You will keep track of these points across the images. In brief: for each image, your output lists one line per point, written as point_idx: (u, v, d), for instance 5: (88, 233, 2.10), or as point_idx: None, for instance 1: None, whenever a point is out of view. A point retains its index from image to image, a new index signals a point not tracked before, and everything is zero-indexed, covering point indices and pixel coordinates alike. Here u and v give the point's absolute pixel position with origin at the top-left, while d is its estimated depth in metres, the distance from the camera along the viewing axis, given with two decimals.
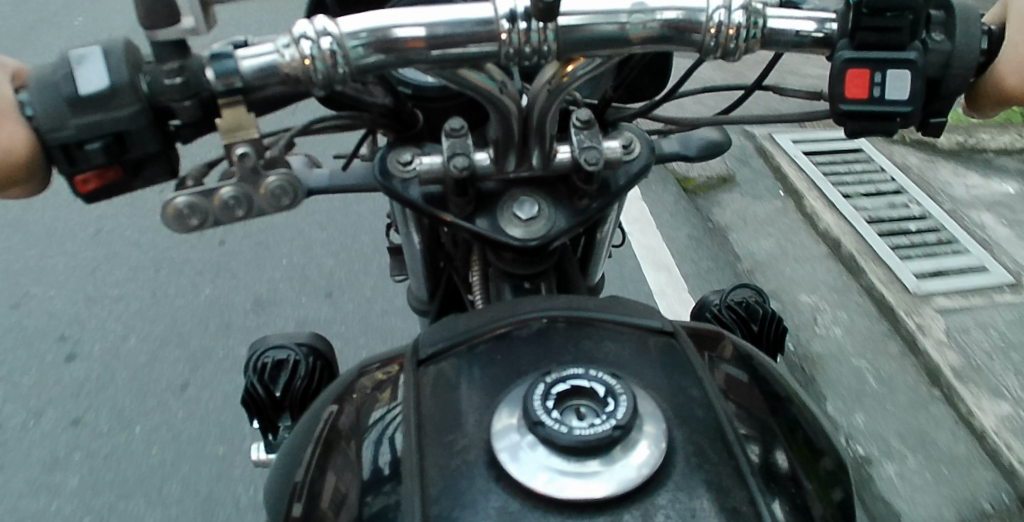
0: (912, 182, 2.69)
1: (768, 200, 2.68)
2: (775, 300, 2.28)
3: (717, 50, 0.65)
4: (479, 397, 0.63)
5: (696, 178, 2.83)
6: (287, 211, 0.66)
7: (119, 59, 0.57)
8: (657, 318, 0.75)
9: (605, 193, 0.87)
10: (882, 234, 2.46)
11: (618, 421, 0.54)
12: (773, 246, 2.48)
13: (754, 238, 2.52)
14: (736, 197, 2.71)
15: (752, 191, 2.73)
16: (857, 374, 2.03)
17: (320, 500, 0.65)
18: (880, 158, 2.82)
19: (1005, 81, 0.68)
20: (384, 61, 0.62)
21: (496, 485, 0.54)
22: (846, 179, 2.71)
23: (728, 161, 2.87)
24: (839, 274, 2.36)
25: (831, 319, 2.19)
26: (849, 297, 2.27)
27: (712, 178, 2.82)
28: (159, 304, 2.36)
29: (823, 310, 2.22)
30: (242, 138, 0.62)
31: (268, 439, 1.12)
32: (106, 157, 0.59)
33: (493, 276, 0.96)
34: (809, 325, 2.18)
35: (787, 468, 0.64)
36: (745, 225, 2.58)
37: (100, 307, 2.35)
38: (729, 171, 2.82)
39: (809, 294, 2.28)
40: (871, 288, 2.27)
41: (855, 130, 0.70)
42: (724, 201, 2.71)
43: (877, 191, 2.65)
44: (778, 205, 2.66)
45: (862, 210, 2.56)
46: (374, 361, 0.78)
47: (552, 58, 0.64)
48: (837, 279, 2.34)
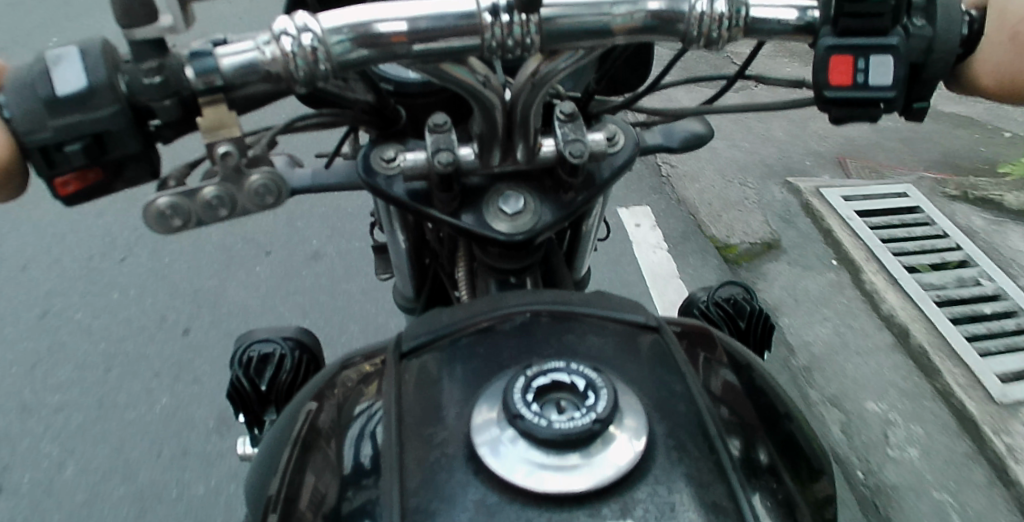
0: (977, 248, 2.37)
1: (817, 271, 2.35)
2: (836, 408, 1.90)
3: (700, 39, 0.66)
4: (461, 391, 0.63)
5: (738, 246, 2.47)
6: (271, 210, 0.65)
7: (97, 59, 0.57)
8: (642, 313, 0.75)
9: (590, 186, 0.87)
10: (955, 321, 2.10)
11: (598, 415, 0.54)
12: (829, 334, 2.13)
13: (806, 323, 2.16)
14: (781, 267, 2.37)
15: (799, 260, 2.40)
16: (856, 378, 1.98)
17: (298, 503, 0.64)
18: (943, 221, 2.50)
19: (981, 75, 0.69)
20: (368, 56, 0.61)
21: (475, 478, 0.54)
22: (907, 248, 2.38)
23: (769, 223, 2.55)
24: (908, 373, 2.00)
25: (904, 437, 1.83)
26: (923, 404, 1.91)
27: (755, 245, 2.47)
28: (147, 306, 2.36)
29: (895, 424, 1.86)
30: (224, 137, 0.61)
31: (254, 432, 1.11)
32: (86, 159, 0.58)
33: (479, 271, 0.96)
34: (878, 445, 1.81)
35: (768, 462, 0.64)
36: (795, 306, 2.23)
37: (87, 307, 2.35)
38: (772, 236, 2.49)
39: (876, 401, 1.92)
40: (948, 392, 1.91)
41: (839, 115, 0.70)
42: (769, 273, 2.35)
43: (943, 262, 2.32)
44: (832, 276, 2.34)
45: (929, 289, 2.22)
46: (357, 355, 0.78)
47: (535, 50, 0.64)
48: (907, 380, 1.98)
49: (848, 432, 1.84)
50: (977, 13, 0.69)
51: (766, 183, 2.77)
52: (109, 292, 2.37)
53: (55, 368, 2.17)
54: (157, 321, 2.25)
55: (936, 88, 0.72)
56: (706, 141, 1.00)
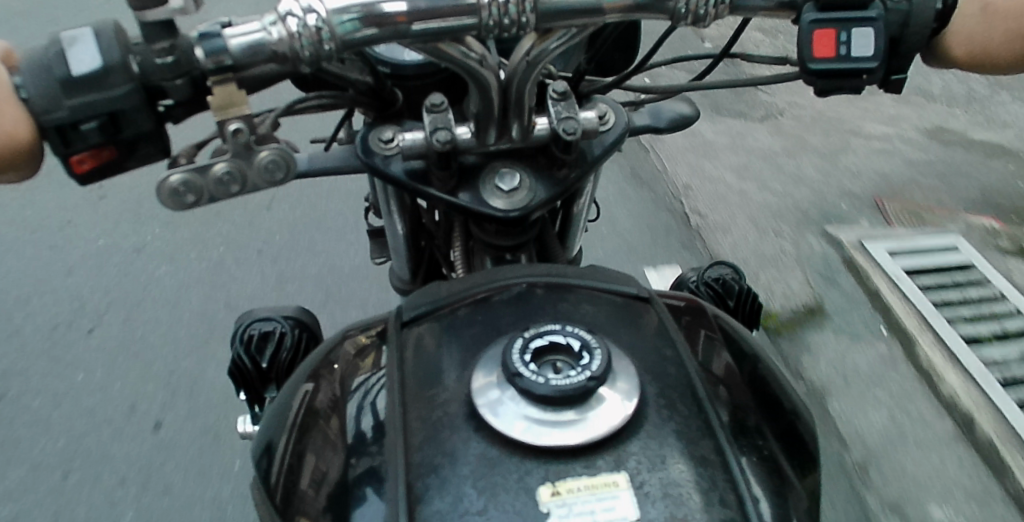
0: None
1: (867, 341, 2.13)
2: (902, 517, 1.73)
3: (688, 16, 0.68)
4: (460, 356, 0.65)
5: (779, 311, 2.23)
6: (280, 185, 0.68)
7: (109, 38, 0.58)
8: (633, 285, 0.78)
9: (582, 163, 0.89)
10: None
11: (593, 372, 0.57)
12: (887, 423, 1.92)
13: (860, 409, 1.96)
14: (829, 338, 2.14)
15: (846, 328, 2.18)
16: (849, 376, 2.04)
17: (299, 480, 0.65)
18: (998, 279, 2.32)
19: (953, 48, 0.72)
20: (375, 35, 0.63)
21: (476, 435, 0.57)
22: (962, 314, 2.19)
23: (811, 282, 2.32)
24: (974, 469, 1.83)
25: None
26: (993, 509, 1.75)
27: (798, 310, 2.23)
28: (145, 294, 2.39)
29: None
30: (234, 115, 0.64)
31: (255, 411, 1.13)
32: (102, 136, 0.61)
33: (475, 248, 0.99)
34: None
35: (753, 421, 0.66)
36: (848, 387, 2.01)
37: (85, 297, 2.37)
38: (816, 298, 2.26)
39: (943, 505, 1.75)
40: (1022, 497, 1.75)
41: (823, 88, 0.73)
42: (817, 346, 2.12)
43: (1003, 332, 2.14)
44: (883, 347, 2.12)
45: (992, 369, 2.03)
46: (356, 326, 0.81)
47: (530, 28, 0.66)
48: (973, 478, 1.81)
49: (891, 515, 1.73)
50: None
51: (802, 230, 2.53)
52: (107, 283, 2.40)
53: (55, 357, 2.21)
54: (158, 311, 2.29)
55: (913, 61, 0.75)
56: (692, 123, 1.04)
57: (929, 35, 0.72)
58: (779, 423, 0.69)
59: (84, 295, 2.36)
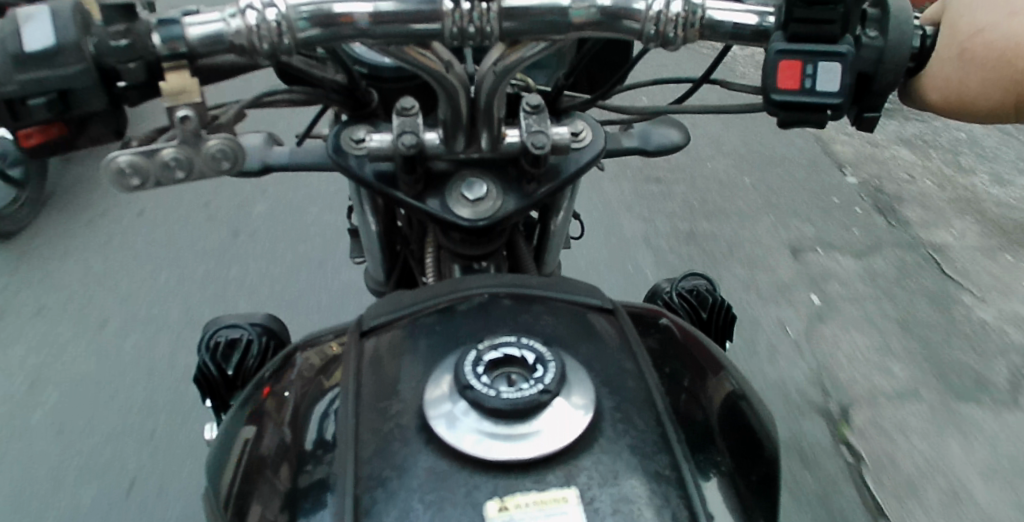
0: None
1: None
2: None
3: (657, 38, 0.68)
4: (418, 366, 0.65)
5: None
6: (229, 175, 0.66)
7: (67, 19, 0.58)
8: (598, 296, 0.77)
9: (554, 177, 0.89)
10: None
11: (546, 386, 0.57)
12: None
13: None
14: None
15: None
16: (850, 387, 2.03)
17: (249, 501, 0.64)
18: None
19: (930, 92, 0.72)
20: (326, 36, 0.63)
21: (426, 448, 0.56)
22: None
23: None
24: None
25: None
26: None
27: None
28: (120, 284, 2.36)
29: None
30: (185, 103, 0.62)
31: (220, 417, 1.12)
32: (50, 113, 0.59)
33: (444, 256, 0.99)
34: None
35: (717, 438, 0.65)
36: None
37: (65, 290, 2.36)
38: None
39: None
40: None
41: (788, 119, 0.73)
42: None
43: None
44: None
45: None
46: (322, 334, 0.79)
47: (495, 40, 0.66)
48: None
49: None
50: (930, 29, 0.72)
51: None
52: (87, 280, 2.40)
53: (26, 340, 2.19)
54: (137, 305, 2.27)
55: (887, 99, 0.75)
56: (682, 147, 1.03)
57: (902, 75, 0.72)
58: (744, 441, 0.67)
59: (64, 292, 2.36)
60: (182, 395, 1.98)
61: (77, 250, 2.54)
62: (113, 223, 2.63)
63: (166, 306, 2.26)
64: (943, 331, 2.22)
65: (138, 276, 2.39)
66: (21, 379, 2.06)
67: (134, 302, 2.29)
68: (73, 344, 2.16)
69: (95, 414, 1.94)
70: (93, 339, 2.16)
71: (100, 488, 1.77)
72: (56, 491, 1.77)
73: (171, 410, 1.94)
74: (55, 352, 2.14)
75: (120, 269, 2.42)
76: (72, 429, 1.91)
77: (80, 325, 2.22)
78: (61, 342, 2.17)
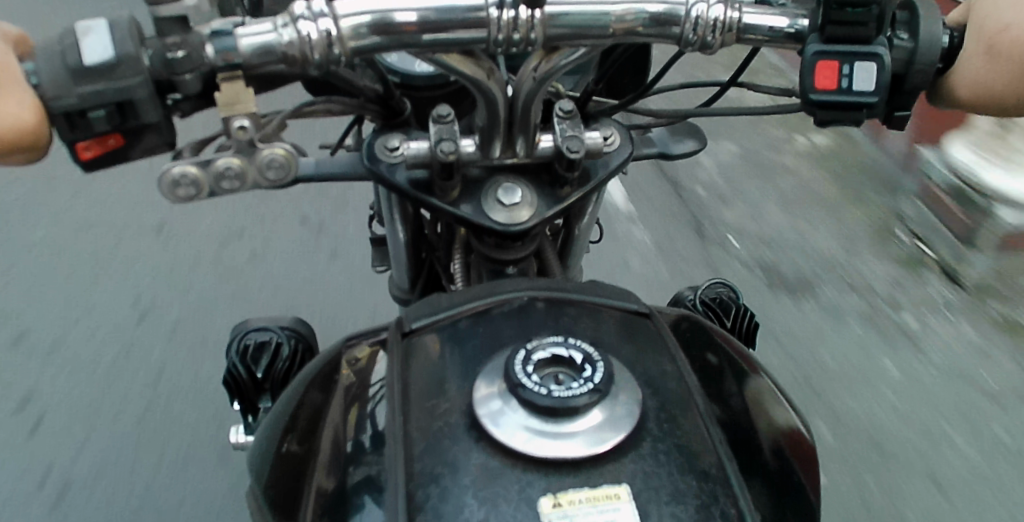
0: None
1: None
2: None
3: (695, 43, 0.69)
4: (464, 367, 0.65)
5: None
6: (280, 185, 0.67)
7: (123, 32, 0.59)
8: (633, 300, 0.78)
9: (586, 182, 0.90)
10: None
11: (596, 385, 0.58)
12: None
13: None
14: None
15: None
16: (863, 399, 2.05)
17: (299, 503, 0.64)
18: None
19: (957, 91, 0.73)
20: (381, 44, 0.64)
21: (477, 446, 0.57)
22: None
23: None
24: None
25: None
26: None
27: None
28: (141, 288, 2.38)
29: None
30: (240, 113, 0.63)
31: (249, 421, 1.13)
32: (109, 125, 0.61)
33: (476, 261, 1.00)
34: None
35: (759, 442, 0.65)
36: None
37: (86, 291, 2.38)
38: None
39: None
40: None
41: (823, 120, 0.73)
42: None
43: None
44: None
45: None
46: (358, 336, 0.79)
47: (538, 46, 0.67)
48: None
49: None
50: (957, 30, 0.73)
51: None
52: (107, 280, 2.41)
53: (50, 338, 2.21)
54: (153, 310, 2.29)
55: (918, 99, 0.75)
56: (698, 152, 1.05)
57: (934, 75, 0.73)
58: (785, 445, 0.67)
59: (85, 291, 2.37)
60: (205, 402, 2.01)
61: (98, 249, 2.55)
62: (135, 225, 2.65)
63: (187, 312, 2.28)
64: (959, 350, 2.24)
65: (158, 279, 2.41)
66: (44, 378, 2.09)
67: (155, 306, 2.31)
68: (97, 346, 2.18)
69: (119, 417, 1.97)
70: (116, 342, 2.18)
71: (117, 496, 1.79)
72: (84, 495, 1.79)
73: (195, 417, 1.97)
74: (80, 352, 2.16)
75: (137, 273, 2.44)
76: (97, 433, 1.93)
77: (97, 329, 2.23)
78: (85, 343, 2.19)
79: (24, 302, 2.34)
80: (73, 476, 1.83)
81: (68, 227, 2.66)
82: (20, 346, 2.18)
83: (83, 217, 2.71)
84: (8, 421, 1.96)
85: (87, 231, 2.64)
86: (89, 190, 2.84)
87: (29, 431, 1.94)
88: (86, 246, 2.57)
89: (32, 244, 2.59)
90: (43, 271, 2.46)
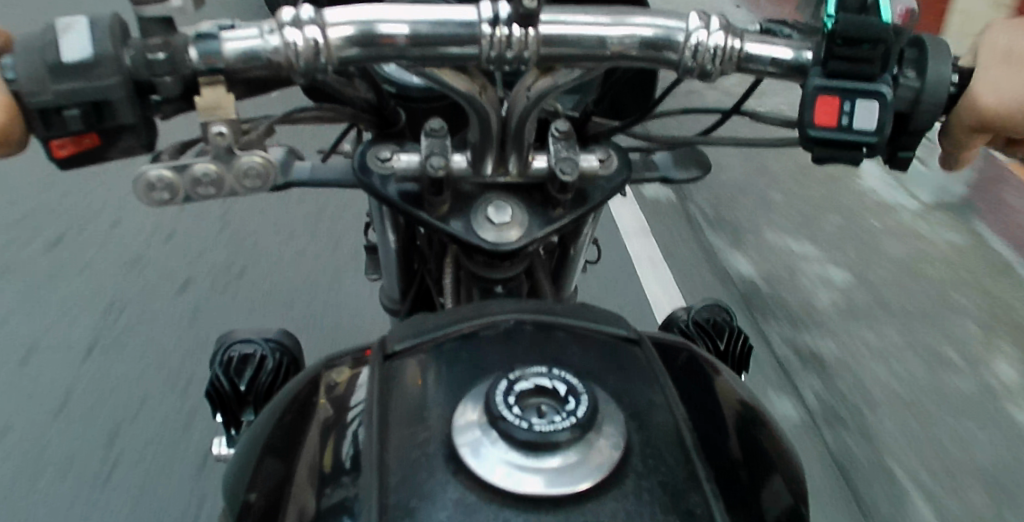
0: None
1: None
2: None
3: (694, 70, 0.67)
4: (445, 392, 0.63)
5: None
6: (259, 193, 0.66)
7: (104, 31, 0.58)
8: (623, 326, 0.76)
9: (580, 203, 0.88)
10: None
11: (579, 419, 0.56)
12: None
13: None
14: None
15: None
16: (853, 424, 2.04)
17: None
18: None
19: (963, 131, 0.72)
20: (361, 55, 0.62)
21: (454, 478, 0.55)
22: None
23: None
24: None
25: None
26: None
27: None
28: (133, 288, 2.37)
29: None
30: (218, 118, 0.62)
31: (231, 433, 1.10)
32: (83, 124, 0.58)
33: (465, 278, 0.98)
34: None
35: (748, 480, 0.63)
36: None
37: (77, 288, 2.36)
38: None
39: None
40: None
41: (821, 155, 0.71)
42: None
43: None
44: None
45: None
46: (341, 354, 0.77)
47: (531, 64, 0.65)
48: None
49: None
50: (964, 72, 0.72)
51: None
52: (99, 279, 2.40)
53: (40, 335, 2.19)
54: (140, 313, 2.27)
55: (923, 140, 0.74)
56: (699, 181, 1.03)
57: (938, 114, 0.72)
58: (776, 484, 0.65)
59: (77, 289, 2.36)
60: (193, 405, 1.99)
61: (92, 246, 2.54)
62: (130, 224, 2.64)
63: (179, 314, 2.27)
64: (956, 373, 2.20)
65: (152, 280, 2.40)
66: (32, 375, 2.07)
67: (147, 307, 2.29)
68: (86, 345, 2.16)
69: (105, 419, 1.95)
70: (106, 341, 2.17)
71: (93, 503, 1.76)
72: (65, 496, 1.77)
73: (181, 420, 1.96)
74: (69, 351, 2.14)
75: (127, 274, 2.42)
76: (82, 435, 1.92)
77: (82, 330, 2.21)
78: (74, 341, 2.17)
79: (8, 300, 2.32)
80: (56, 476, 1.82)
81: (62, 224, 2.65)
82: (4, 343, 2.16)
83: (78, 213, 2.70)
84: None
85: (82, 228, 2.62)
86: (85, 187, 2.83)
87: (14, 429, 1.92)
88: (80, 242, 2.56)
89: (25, 238, 2.58)
90: (36, 266, 2.45)
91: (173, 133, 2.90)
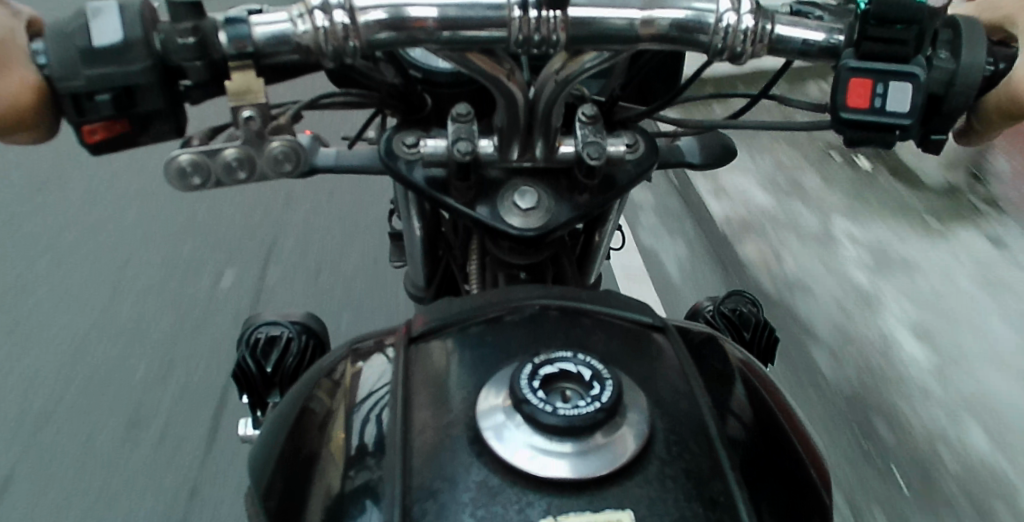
0: None
1: None
2: None
3: (725, 52, 0.66)
4: (469, 375, 0.64)
5: None
6: (289, 176, 0.67)
7: (133, 14, 0.58)
8: (647, 313, 0.75)
9: (607, 190, 0.87)
10: None
11: (603, 404, 0.55)
12: None
13: None
14: None
15: None
16: None
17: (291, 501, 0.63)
18: None
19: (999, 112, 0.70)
20: (393, 39, 0.62)
21: (478, 461, 0.55)
22: None
23: None
24: None
25: None
26: None
27: None
28: (162, 271, 2.41)
29: None
30: (249, 103, 0.62)
31: (257, 415, 1.12)
32: (114, 109, 0.60)
33: (490, 264, 0.98)
34: None
35: (775, 470, 0.62)
36: None
37: (107, 270, 2.41)
38: None
39: None
40: None
41: (853, 140, 0.70)
42: None
43: None
44: None
45: None
46: (365, 338, 0.77)
47: (560, 48, 0.64)
48: None
49: None
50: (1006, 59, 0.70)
51: None
52: (130, 261, 2.45)
53: (73, 316, 2.25)
54: (165, 299, 2.30)
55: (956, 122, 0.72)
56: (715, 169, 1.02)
57: (973, 97, 0.70)
58: (803, 477, 0.64)
59: (106, 271, 2.41)
60: (219, 386, 2.04)
61: (122, 230, 2.59)
62: (158, 209, 2.69)
63: (205, 297, 2.31)
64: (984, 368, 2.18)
65: (179, 263, 2.45)
66: (64, 356, 2.12)
67: (175, 290, 2.34)
68: (115, 326, 2.21)
69: (133, 398, 2.00)
70: (135, 322, 2.22)
71: (119, 485, 1.80)
72: (96, 471, 1.82)
73: (208, 399, 2.00)
74: (99, 332, 2.19)
75: (156, 257, 2.47)
76: (110, 413, 1.96)
77: (106, 315, 2.24)
78: (104, 322, 2.22)
79: (35, 287, 2.36)
80: (86, 453, 1.87)
81: (92, 207, 2.70)
82: (39, 324, 2.22)
83: (107, 198, 2.74)
84: (30, 396, 2.01)
85: (112, 212, 2.67)
86: (115, 172, 2.88)
87: (47, 407, 1.98)
88: (110, 226, 2.61)
89: (57, 222, 2.64)
90: (68, 249, 2.51)
91: (200, 119, 2.94)
